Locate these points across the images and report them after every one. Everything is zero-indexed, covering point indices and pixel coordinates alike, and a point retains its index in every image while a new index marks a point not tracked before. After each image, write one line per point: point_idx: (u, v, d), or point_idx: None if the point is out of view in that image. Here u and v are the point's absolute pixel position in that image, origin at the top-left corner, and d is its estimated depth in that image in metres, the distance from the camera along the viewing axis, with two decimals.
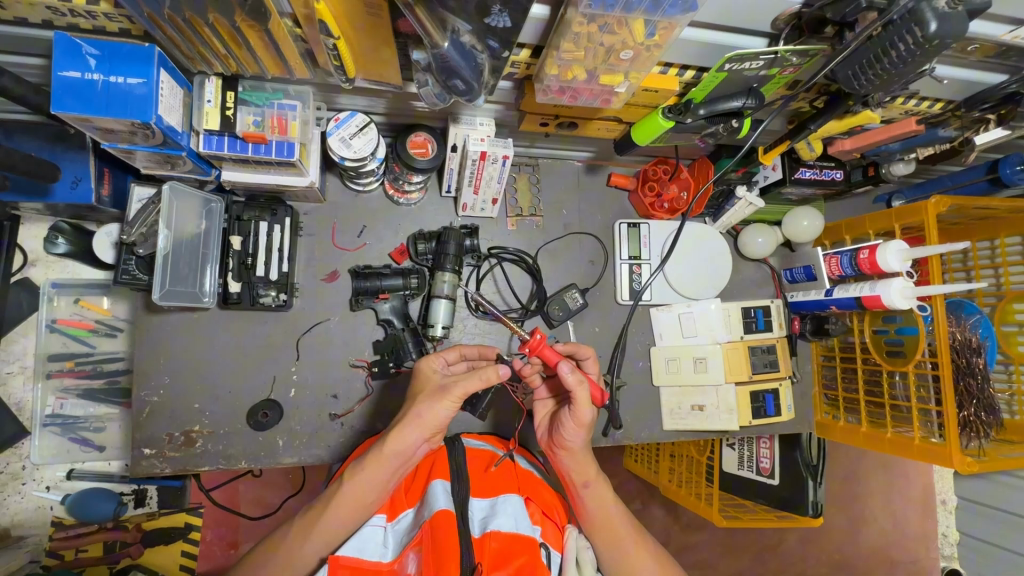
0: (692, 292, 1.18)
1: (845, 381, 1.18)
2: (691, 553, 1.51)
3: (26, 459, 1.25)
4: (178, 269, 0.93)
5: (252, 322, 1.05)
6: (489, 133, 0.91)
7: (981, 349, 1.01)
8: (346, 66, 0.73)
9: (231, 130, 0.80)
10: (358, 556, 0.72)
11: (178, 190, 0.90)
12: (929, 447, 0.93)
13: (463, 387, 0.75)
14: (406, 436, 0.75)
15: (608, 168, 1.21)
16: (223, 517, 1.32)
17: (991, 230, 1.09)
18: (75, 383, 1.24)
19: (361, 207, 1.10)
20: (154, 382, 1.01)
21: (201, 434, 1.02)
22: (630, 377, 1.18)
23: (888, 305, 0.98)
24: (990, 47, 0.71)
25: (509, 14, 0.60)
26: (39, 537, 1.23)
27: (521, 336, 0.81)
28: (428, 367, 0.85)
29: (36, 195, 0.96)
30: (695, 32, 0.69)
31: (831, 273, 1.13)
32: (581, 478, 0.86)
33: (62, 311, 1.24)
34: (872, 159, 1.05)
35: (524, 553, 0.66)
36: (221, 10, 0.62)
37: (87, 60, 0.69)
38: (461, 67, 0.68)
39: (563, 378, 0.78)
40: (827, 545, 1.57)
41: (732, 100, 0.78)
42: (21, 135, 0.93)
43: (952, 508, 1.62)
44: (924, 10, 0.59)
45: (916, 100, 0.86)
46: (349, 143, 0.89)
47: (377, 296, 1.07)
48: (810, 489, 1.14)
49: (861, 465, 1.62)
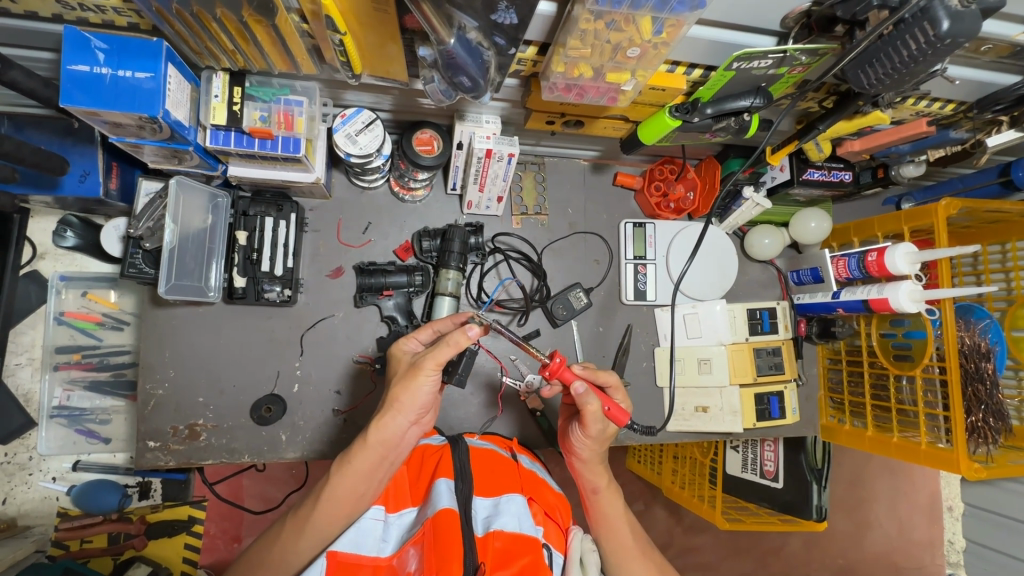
0: (698, 293, 1.18)
1: (851, 385, 1.16)
2: (693, 554, 1.51)
3: (33, 450, 1.26)
4: (184, 262, 0.95)
5: (256, 318, 1.06)
6: (495, 130, 0.89)
7: (991, 354, 1.00)
8: (352, 62, 0.73)
9: (237, 125, 0.80)
10: (355, 551, 0.73)
11: (185, 186, 0.91)
12: (935, 452, 0.92)
13: (434, 357, 0.74)
14: (390, 424, 0.76)
15: (614, 168, 1.20)
16: (226, 510, 1.34)
17: (1002, 233, 1.08)
18: (82, 375, 1.24)
19: (367, 204, 1.11)
20: (160, 375, 1.02)
21: (204, 428, 1.03)
22: (632, 378, 1.17)
23: (896, 308, 0.96)
24: (1005, 47, 0.70)
25: (516, 11, 0.60)
26: (44, 527, 1.24)
27: (541, 359, 0.79)
28: (398, 349, 0.87)
29: (46, 187, 0.96)
30: (703, 31, 0.68)
31: (837, 275, 1.11)
32: (592, 485, 0.87)
33: (70, 304, 1.25)
34: (881, 161, 1.04)
35: (528, 553, 0.67)
36: (228, 5, 0.61)
37: (96, 54, 0.70)
38: (467, 64, 0.67)
39: (579, 398, 0.80)
40: (831, 549, 1.56)
41: (739, 100, 0.78)
42: (31, 129, 0.94)
43: (958, 515, 1.60)
44: (936, 9, 0.58)
45: (928, 101, 0.85)
46: (356, 140, 0.89)
47: (382, 292, 1.07)
48: (814, 493, 1.14)
49: (868, 471, 1.60)
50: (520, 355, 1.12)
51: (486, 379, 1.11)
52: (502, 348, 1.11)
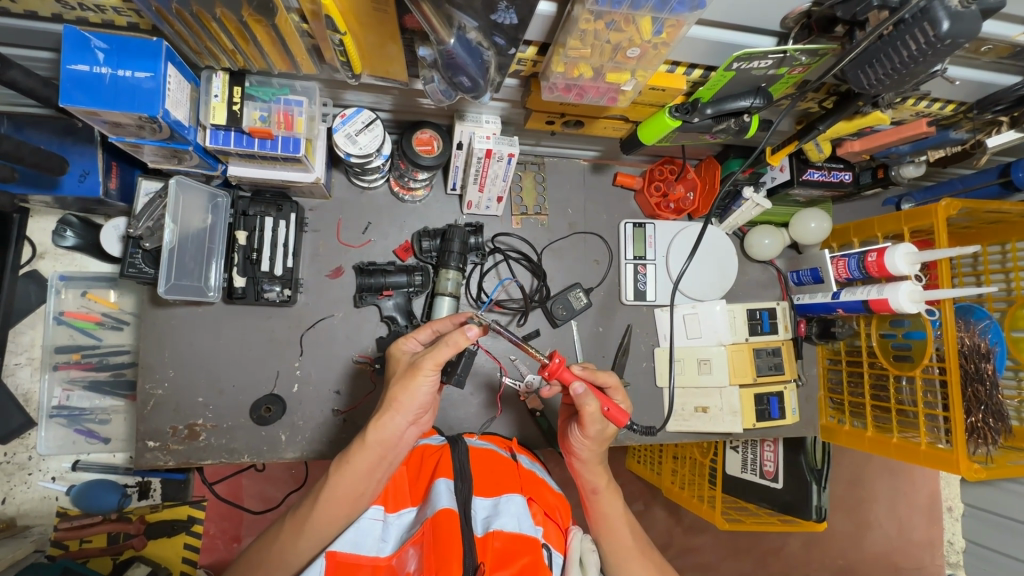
0: (698, 294, 1.18)
1: (851, 385, 1.16)
2: (692, 555, 1.51)
3: (32, 450, 1.26)
4: (183, 262, 0.94)
5: (256, 318, 1.06)
6: (495, 130, 0.89)
7: (991, 355, 1.00)
8: (352, 62, 0.73)
9: (237, 125, 0.80)
10: (354, 551, 0.73)
11: (184, 185, 0.91)
12: (935, 453, 0.92)
13: (433, 358, 0.73)
14: (388, 424, 0.76)
15: (614, 168, 1.20)
16: (226, 510, 1.34)
17: (1002, 234, 1.08)
18: (81, 375, 1.24)
19: (367, 203, 1.11)
20: (160, 374, 1.02)
21: (204, 428, 1.03)
22: (632, 379, 1.17)
23: (896, 308, 0.96)
24: (1005, 48, 0.70)
25: (516, 11, 0.61)
26: (44, 527, 1.24)
27: (540, 359, 0.78)
28: (397, 349, 0.87)
29: (45, 187, 0.96)
30: (702, 31, 0.68)
31: (837, 276, 1.11)
32: (591, 485, 0.87)
33: (69, 304, 1.25)
34: (881, 161, 1.04)
35: (528, 553, 0.67)
36: (228, 5, 0.61)
37: (96, 54, 0.70)
38: (467, 65, 0.67)
39: (578, 399, 0.79)
40: (830, 549, 1.56)
41: (739, 100, 0.77)
42: (31, 129, 0.94)
43: (958, 515, 1.60)
44: (936, 10, 0.58)
45: (928, 101, 0.85)
46: (356, 140, 0.89)
47: (381, 292, 1.07)
48: (814, 493, 1.14)
49: (868, 471, 1.60)
50: (520, 356, 1.12)
51: (486, 379, 1.11)
52: (502, 348, 1.11)
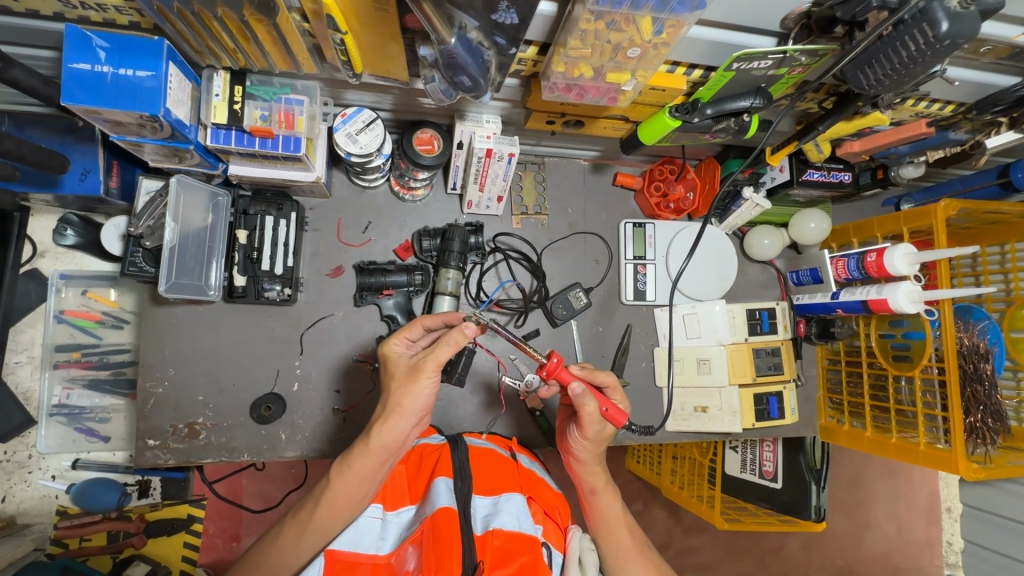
0: (698, 293, 1.18)
1: (851, 385, 1.16)
2: (692, 555, 1.51)
3: (32, 448, 1.26)
4: (183, 261, 0.94)
5: (256, 317, 1.06)
6: (495, 130, 0.90)
7: (989, 355, 1.00)
8: (353, 61, 0.73)
9: (238, 124, 0.80)
10: (353, 549, 0.73)
11: (185, 184, 0.91)
12: (934, 453, 0.92)
13: (434, 358, 0.74)
14: (392, 427, 0.76)
15: (613, 168, 1.20)
16: (225, 509, 1.34)
17: (1001, 235, 1.08)
18: (81, 373, 1.24)
19: (367, 203, 1.11)
20: (160, 373, 1.02)
21: (204, 426, 1.03)
22: (632, 379, 1.17)
23: (895, 309, 0.96)
24: (1004, 49, 0.70)
25: (516, 11, 0.60)
26: (44, 525, 1.24)
27: (538, 359, 0.78)
28: (387, 349, 0.84)
29: (47, 186, 0.96)
30: (703, 31, 0.68)
31: (837, 276, 1.11)
32: (590, 485, 0.87)
33: (69, 303, 1.25)
34: (881, 162, 1.04)
35: (527, 552, 0.67)
36: (230, 4, 0.61)
37: (97, 52, 0.70)
38: (468, 64, 0.68)
39: (576, 399, 0.79)
40: (829, 550, 1.56)
41: (739, 100, 0.78)
42: (32, 128, 0.94)
43: (957, 516, 1.61)
44: (935, 10, 0.59)
45: (928, 102, 0.85)
46: (356, 139, 0.89)
47: (381, 291, 1.07)
48: (813, 493, 1.14)
49: (868, 472, 1.60)
50: (520, 356, 1.12)
51: (486, 379, 1.11)
52: (502, 348, 1.11)
